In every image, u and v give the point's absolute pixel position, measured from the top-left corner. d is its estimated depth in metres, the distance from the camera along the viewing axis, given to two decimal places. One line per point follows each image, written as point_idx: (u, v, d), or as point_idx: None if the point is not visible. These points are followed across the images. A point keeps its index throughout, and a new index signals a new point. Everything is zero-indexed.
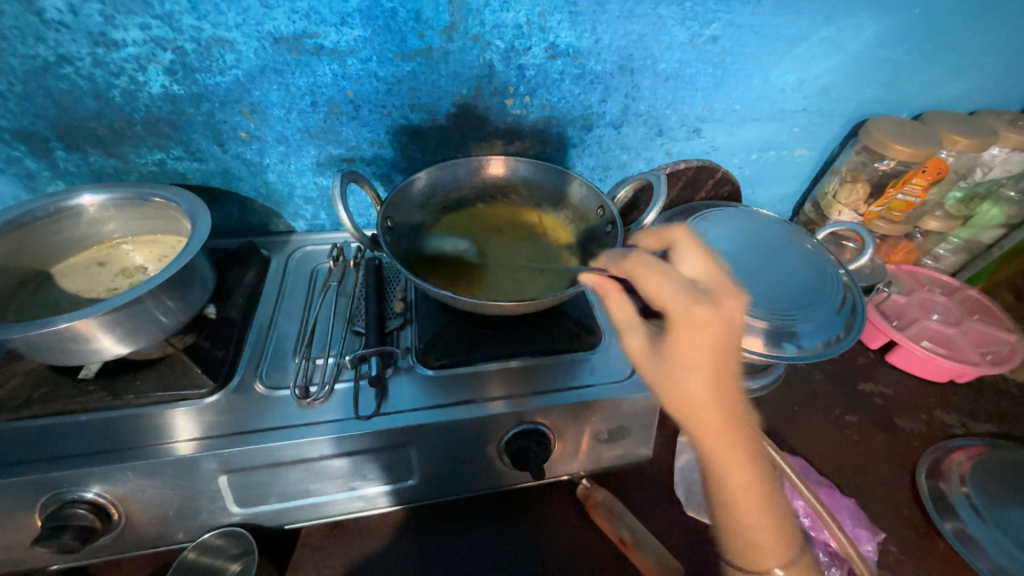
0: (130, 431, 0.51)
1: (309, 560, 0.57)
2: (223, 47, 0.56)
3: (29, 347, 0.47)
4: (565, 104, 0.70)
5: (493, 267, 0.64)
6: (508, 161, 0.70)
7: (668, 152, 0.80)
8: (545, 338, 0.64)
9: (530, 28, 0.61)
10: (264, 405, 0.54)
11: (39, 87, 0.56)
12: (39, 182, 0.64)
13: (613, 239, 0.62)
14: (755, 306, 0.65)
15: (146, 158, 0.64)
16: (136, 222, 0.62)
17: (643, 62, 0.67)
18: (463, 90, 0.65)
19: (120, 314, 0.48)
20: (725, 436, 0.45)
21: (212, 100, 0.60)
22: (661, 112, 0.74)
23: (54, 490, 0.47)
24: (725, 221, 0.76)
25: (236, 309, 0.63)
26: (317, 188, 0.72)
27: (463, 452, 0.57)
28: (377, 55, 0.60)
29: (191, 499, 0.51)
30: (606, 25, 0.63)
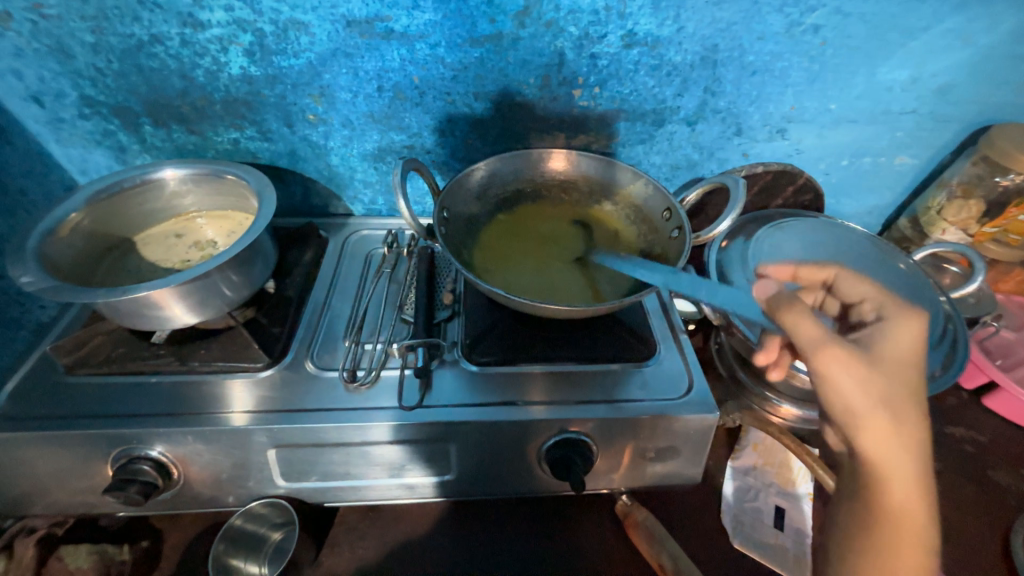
0: (192, 397, 0.53)
1: (345, 538, 0.59)
2: (298, 30, 0.57)
3: (112, 311, 0.51)
4: (637, 98, 0.65)
5: (548, 265, 0.62)
6: (570, 155, 0.66)
7: (745, 154, 0.73)
8: (595, 344, 0.61)
9: (608, 14, 0.57)
10: (313, 385, 0.56)
11: (133, 65, 0.59)
12: (129, 155, 0.68)
13: (680, 244, 0.58)
14: None
15: (222, 136, 0.66)
16: (210, 197, 0.65)
17: (730, 54, 0.62)
18: (530, 79, 0.62)
19: (190, 286, 0.51)
20: (918, 478, 0.39)
21: (285, 82, 0.61)
22: (742, 110, 0.67)
23: (125, 444, 0.51)
24: (805, 232, 0.69)
25: (294, 288, 0.64)
26: (376, 173, 0.72)
27: (502, 452, 0.55)
28: (447, 41, 0.58)
29: (242, 467, 0.53)
30: (692, 12, 0.58)
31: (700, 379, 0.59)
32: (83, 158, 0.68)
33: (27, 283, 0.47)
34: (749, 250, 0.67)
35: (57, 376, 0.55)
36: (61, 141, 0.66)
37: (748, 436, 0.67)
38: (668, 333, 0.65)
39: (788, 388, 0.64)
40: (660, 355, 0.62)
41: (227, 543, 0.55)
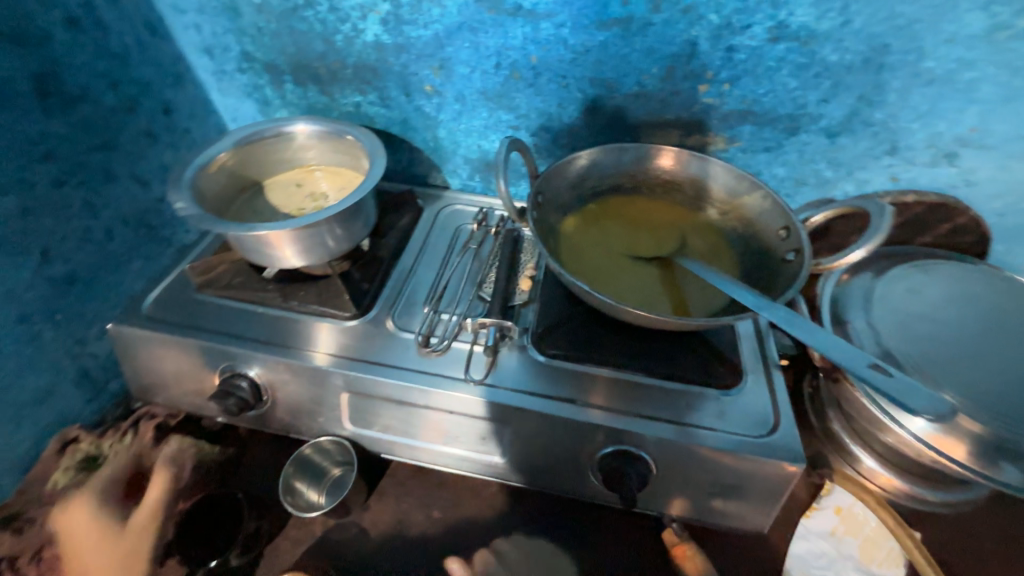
0: (288, 332, 0.59)
1: (392, 491, 0.62)
2: (432, 1, 0.59)
3: (238, 243, 0.58)
4: (772, 100, 0.58)
5: (636, 265, 0.59)
6: (681, 154, 0.62)
7: (894, 178, 0.62)
8: (672, 359, 0.57)
9: (758, 2, 0.52)
10: (389, 342, 0.59)
11: (287, 27, 0.65)
12: (270, 108, 0.76)
13: (794, 268, 0.51)
14: (970, 400, 0.48)
15: (348, 99, 0.71)
16: (329, 154, 0.70)
17: (902, 57, 0.52)
18: (653, 69, 0.59)
19: (303, 232, 0.56)
20: None
21: (411, 52, 0.64)
22: (903, 125, 0.57)
23: (230, 361, 0.58)
24: (954, 280, 0.58)
25: (386, 249, 0.68)
26: (478, 150, 0.73)
27: (554, 448, 0.55)
28: (573, 21, 0.57)
29: (317, 403, 0.58)
30: (863, 5, 0.50)
31: (788, 423, 0.52)
32: (235, 107, 0.77)
33: (180, 208, 0.55)
34: (875, 289, 0.58)
35: (189, 291, 0.64)
36: (220, 90, 0.75)
37: (830, 496, 0.58)
38: (758, 364, 0.59)
39: (891, 454, 0.55)
40: (745, 386, 0.56)
41: (295, 467, 0.61)
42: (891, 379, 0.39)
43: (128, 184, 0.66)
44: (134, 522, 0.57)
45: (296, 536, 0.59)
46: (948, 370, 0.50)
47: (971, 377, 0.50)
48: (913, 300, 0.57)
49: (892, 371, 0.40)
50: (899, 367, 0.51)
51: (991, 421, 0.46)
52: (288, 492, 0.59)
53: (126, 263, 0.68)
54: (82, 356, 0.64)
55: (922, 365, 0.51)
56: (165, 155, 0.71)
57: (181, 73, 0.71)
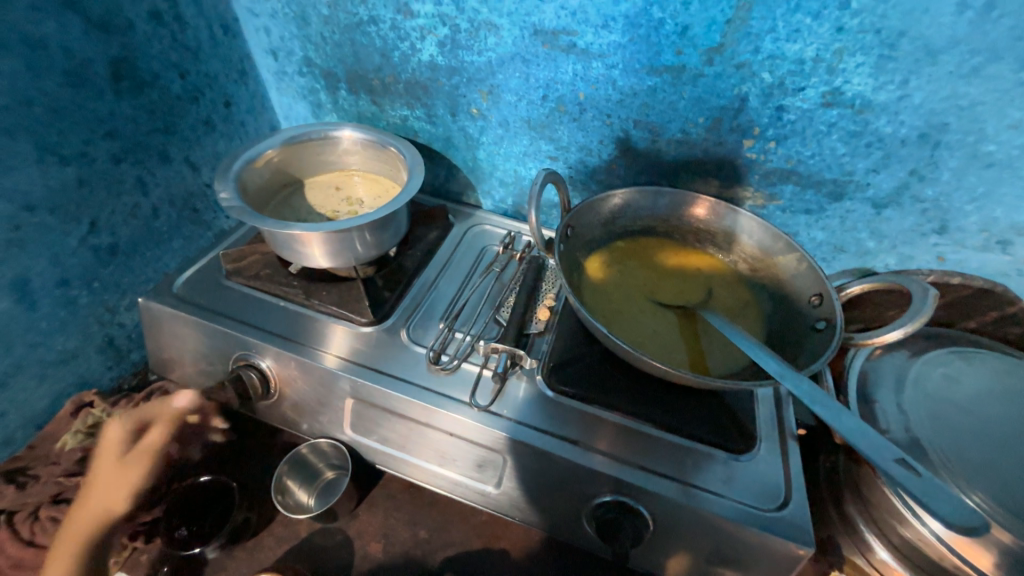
0: (306, 329, 0.60)
1: (382, 502, 0.62)
2: (489, 31, 0.61)
3: (272, 238, 0.59)
4: (818, 163, 0.57)
5: (657, 313, 0.57)
6: (717, 205, 0.61)
7: (939, 257, 0.60)
8: (683, 413, 0.55)
9: (815, 67, 0.51)
10: (400, 354, 0.59)
11: (349, 39, 0.68)
12: (322, 111, 0.79)
13: (824, 339, 0.49)
14: (1005, 507, 0.44)
15: (396, 112, 0.74)
16: (371, 161, 0.72)
17: (961, 137, 0.51)
18: (699, 119, 0.58)
19: (334, 236, 0.57)
20: None
21: (463, 75, 0.66)
22: (955, 205, 0.55)
23: (246, 350, 0.59)
24: (997, 373, 0.55)
25: (412, 260, 0.69)
26: (514, 175, 0.74)
27: (549, 487, 0.53)
28: (624, 64, 0.57)
29: (322, 405, 0.59)
30: (925, 81, 0.49)
31: (800, 499, 0.50)
32: (290, 106, 0.80)
33: (224, 198, 0.57)
34: (910, 371, 0.55)
35: (219, 276, 0.66)
36: (279, 89, 0.79)
37: None
38: (774, 431, 0.56)
39: (911, 551, 0.49)
40: (757, 453, 0.54)
41: (290, 466, 0.61)
42: (921, 479, 0.37)
43: (180, 168, 0.69)
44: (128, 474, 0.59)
45: (280, 534, 0.59)
46: (983, 469, 0.47)
47: (1009, 481, 0.46)
48: (951, 389, 0.53)
49: (919, 471, 0.38)
50: (926, 459, 0.48)
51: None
52: (279, 491, 0.59)
53: (166, 242, 0.71)
54: (109, 325, 0.67)
55: (954, 460, 0.47)
56: (219, 144, 0.74)
57: (245, 70, 0.75)
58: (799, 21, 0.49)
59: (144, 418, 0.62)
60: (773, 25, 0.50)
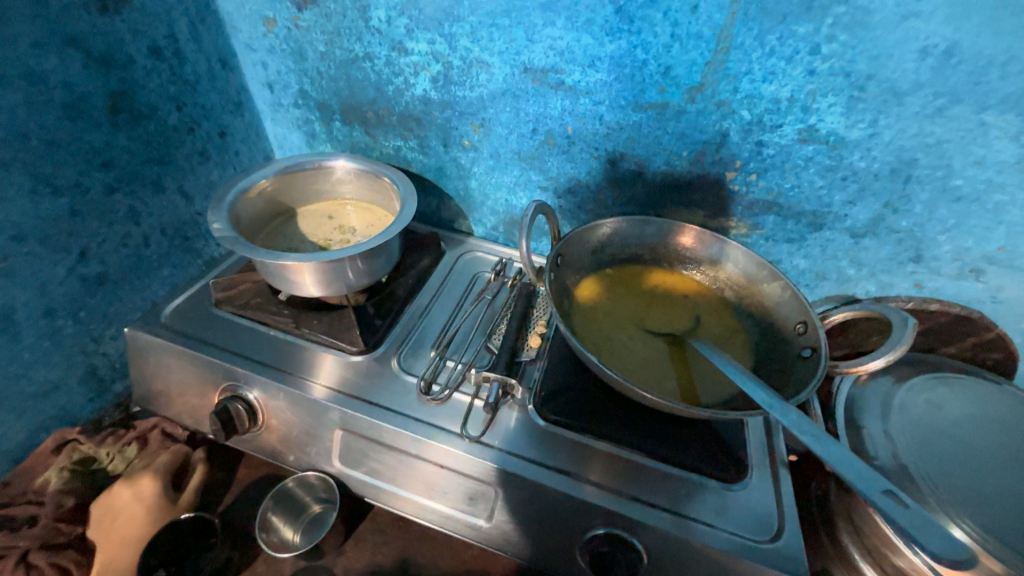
0: (296, 359, 0.60)
1: (370, 537, 0.60)
2: (481, 68, 0.63)
3: (264, 268, 0.59)
4: (797, 195, 0.60)
5: (646, 340, 0.58)
6: (703, 235, 0.63)
7: (917, 284, 0.62)
8: (674, 442, 0.55)
9: (790, 105, 0.54)
10: (391, 383, 0.59)
11: (344, 73, 0.70)
12: (316, 141, 0.80)
13: (810, 367, 0.50)
14: (993, 534, 0.45)
15: (390, 142, 0.75)
16: (364, 190, 0.73)
17: (930, 172, 0.53)
18: (683, 152, 0.61)
19: (326, 265, 0.57)
20: None
21: (455, 109, 0.68)
22: (928, 236, 0.57)
23: (234, 381, 0.58)
24: (977, 399, 0.56)
25: (403, 288, 0.69)
26: (505, 204, 0.76)
27: (542, 520, 0.52)
28: (611, 100, 0.60)
29: (310, 436, 0.58)
30: (894, 120, 0.51)
31: (792, 529, 0.50)
32: (285, 136, 0.82)
33: (216, 229, 0.57)
34: (894, 397, 0.56)
35: (208, 305, 0.66)
36: (274, 119, 0.80)
37: None
38: (765, 459, 0.56)
39: None
40: (749, 482, 0.54)
41: (276, 501, 0.59)
42: (909, 511, 0.37)
43: (173, 196, 0.70)
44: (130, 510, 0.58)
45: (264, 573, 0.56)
46: (970, 496, 0.47)
47: (995, 508, 0.46)
48: (935, 415, 0.54)
49: (908, 503, 0.38)
50: (915, 487, 0.48)
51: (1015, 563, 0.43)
52: (263, 528, 0.57)
53: (156, 270, 0.70)
54: (93, 354, 0.65)
55: (942, 487, 0.48)
56: (213, 173, 0.75)
57: (241, 102, 0.76)
58: (774, 64, 0.52)
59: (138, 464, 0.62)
60: (749, 67, 0.53)
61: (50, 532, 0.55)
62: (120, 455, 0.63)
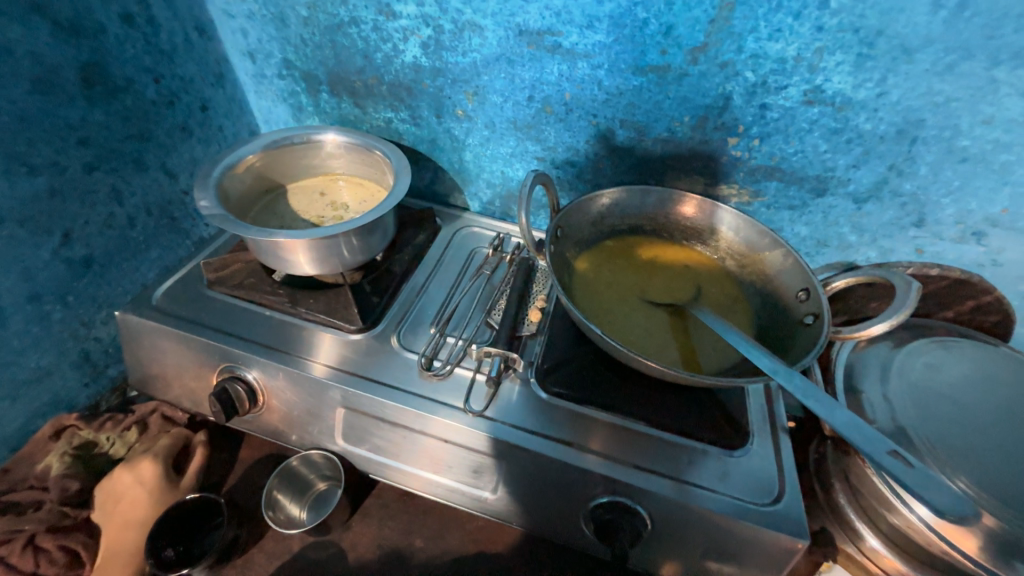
0: (293, 339, 0.59)
1: (376, 512, 0.61)
2: (473, 31, 0.60)
3: (255, 246, 0.58)
4: (801, 160, 0.58)
5: (648, 311, 0.58)
6: (704, 204, 0.61)
7: (917, 249, 0.61)
8: (676, 411, 0.56)
9: (796, 65, 0.52)
10: (392, 361, 0.58)
11: (330, 41, 0.67)
12: (303, 114, 0.77)
13: (812, 334, 0.50)
14: (987, 491, 0.46)
15: (380, 114, 0.73)
16: (355, 165, 0.71)
17: (937, 132, 0.52)
18: (685, 117, 0.59)
19: (320, 242, 0.56)
20: None
21: (447, 76, 0.65)
22: (932, 199, 0.57)
23: (231, 362, 0.57)
24: (973, 361, 0.57)
25: (400, 265, 0.68)
26: (501, 176, 0.74)
27: (547, 491, 0.53)
28: (610, 64, 0.57)
29: (312, 416, 0.57)
30: (902, 79, 0.50)
31: (792, 492, 0.50)
32: (270, 110, 0.78)
33: (204, 206, 0.55)
34: (893, 361, 0.57)
35: (201, 286, 0.64)
36: (257, 92, 0.76)
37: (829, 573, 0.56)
38: (765, 425, 0.57)
39: (898, 537, 0.51)
40: (750, 448, 0.54)
41: (280, 480, 0.59)
42: (912, 469, 0.38)
43: (156, 175, 0.67)
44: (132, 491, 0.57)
45: (272, 549, 0.57)
46: (965, 455, 0.48)
47: (989, 466, 0.48)
48: (933, 377, 0.55)
49: (911, 461, 0.39)
50: (912, 447, 0.49)
51: (1008, 517, 0.44)
52: (269, 506, 0.58)
53: (144, 252, 0.68)
54: (85, 340, 0.64)
55: (938, 447, 0.49)
56: (196, 149, 0.72)
57: (222, 73, 0.73)
58: (780, 20, 0.49)
59: (140, 448, 0.61)
60: (755, 25, 0.50)
61: (56, 516, 0.55)
62: (120, 440, 0.62)
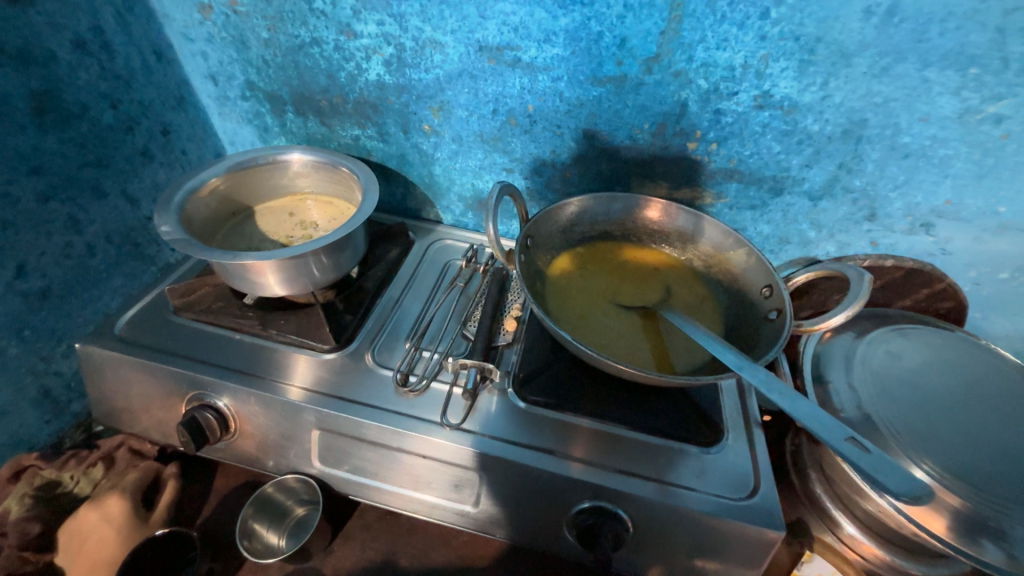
0: (264, 362, 0.58)
1: (358, 534, 0.59)
2: (434, 48, 0.61)
3: (222, 269, 0.57)
4: (757, 161, 0.60)
5: (620, 315, 0.59)
6: (669, 207, 0.63)
7: (872, 242, 0.64)
8: (653, 413, 0.56)
9: (745, 72, 0.54)
10: (367, 378, 0.58)
11: (292, 61, 0.67)
12: (270, 135, 0.77)
13: (776, 328, 0.51)
14: (950, 471, 0.47)
15: (348, 132, 0.73)
16: (324, 183, 0.71)
17: (880, 131, 0.55)
18: (644, 125, 0.61)
19: (288, 262, 0.55)
20: None
21: (411, 93, 0.66)
22: (881, 194, 0.60)
23: (199, 389, 0.56)
24: (930, 346, 0.59)
25: (373, 281, 0.68)
26: (472, 189, 0.74)
27: (531, 501, 0.53)
28: (569, 76, 0.59)
29: (287, 439, 0.56)
30: (843, 82, 0.52)
31: (768, 485, 0.51)
32: (235, 131, 0.78)
33: (165, 231, 0.54)
34: (856, 350, 0.59)
35: (167, 313, 0.63)
36: (221, 114, 0.76)
37: (811, 564, 0.57)
38: (740, 421, 0.58)
39: (872, 521, 0.53)
40: (726, 444, 0.55)
41: (256, 508, 0.58)
42: (870, 455, 0.39)
43: (117, 202, 0.66)
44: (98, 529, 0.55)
45: None
46: (929, 438, 0.50)
47: (951, 447, 0.50)
48: (894, 364, 0.57)
49: (868, 447, 0.40)
50: (878, 433, 0.51)
51: (970, 496, 0.46)
52: (245, 536, 0.56)
53: (105, 281, 0.67)
54: (44, 375, 0.62)
55: (903, 432, 0.50)
56: (159, 174, 0.71)
57: (183, 96, 0.72)
58: (726, 30, 0.52)
59: (106, 483, 0.59)
60: (703, 36, 0.53)
61: (15, 563, 0.53)
62: (85, 477, 0.60)
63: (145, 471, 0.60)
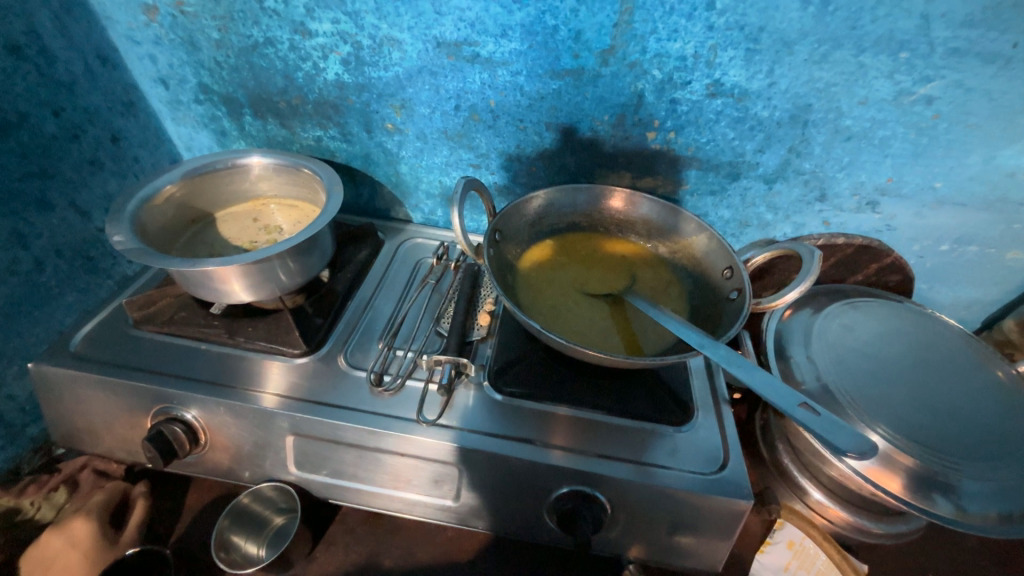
0: (233, 370, 0.57)
1: (340, 538, 0.59)
2: (392, 46, 0.61)
3: (182, 278, 0.55)
4: (714, 148, 0.63)
5: (589, 303, 0.60)
6: (633, 196, 0.65)
7: (824, 221, 0.67)
8: (626, 397, 0.58)
9: (696, 61, 0.56)
10: (340, 381, 0.57)
11: (246, 62, 0.65)
12: (228, 139, 0.75)
13: (738, 307, 0.53)
14: (902, 433, 0.50)
15: (309, 133, 0.71)
16: (287, 187, 0.69)
17: (824, 115, 0.58)
18: (604, 116, 0.62)
19: (252, 267, 0.54)
20: None
21: (372, 91, 0.65)
22: (829, 175, 0.63)
23: (165, 403, 0.54)
24: (881, 317, 0.63)
25: (343, 283, 0.67)
26: (440, 186, 0.74)
27: (513, 491, 0.53)
28: (528, 70, 0.59)
29: (261, 448, 0.55)
30: (787, 69, 0.55)
31: (737, 458, 0.53)
32: (191, 136, 0.75)
33: (118, 241, 0.52)
34: (814, 325, 0.62)
35: (126, 327, 0.61)
36: (175, 119, 0.73)
37: (783, 530, 0.58)
38: (709, 399, 0.60)
39: (837, 486, 0.56)
40: (697, 422, 0.57)
41: (231, 519, 0.56)
42: (822, 419, 0.42)
43: (65, 214, 0.63)
44: (61, 555, 0.53)
45: None
46: (882, 404, 0.53)
47: (901, 411, 0.53)
48: (849, 336, 0.60)
49: (821, 412, 0.42)
50: (837, 401, 0.54)
51: (920, 454, 0.49)
52: (221, 547, 0.55)
53: (58, 297, 0.64)
54: None
55: (858, 399, 0.53)
56: (110, 183, 0.68)
57: (132, 102, 0.69)
58: (676, 22, 0.53)
59: (71, 506, 0.57)
60: (654, 27, 0.54)
61: None
62: (47, 502, 0.58)
63: (110, 492, 0.58)
